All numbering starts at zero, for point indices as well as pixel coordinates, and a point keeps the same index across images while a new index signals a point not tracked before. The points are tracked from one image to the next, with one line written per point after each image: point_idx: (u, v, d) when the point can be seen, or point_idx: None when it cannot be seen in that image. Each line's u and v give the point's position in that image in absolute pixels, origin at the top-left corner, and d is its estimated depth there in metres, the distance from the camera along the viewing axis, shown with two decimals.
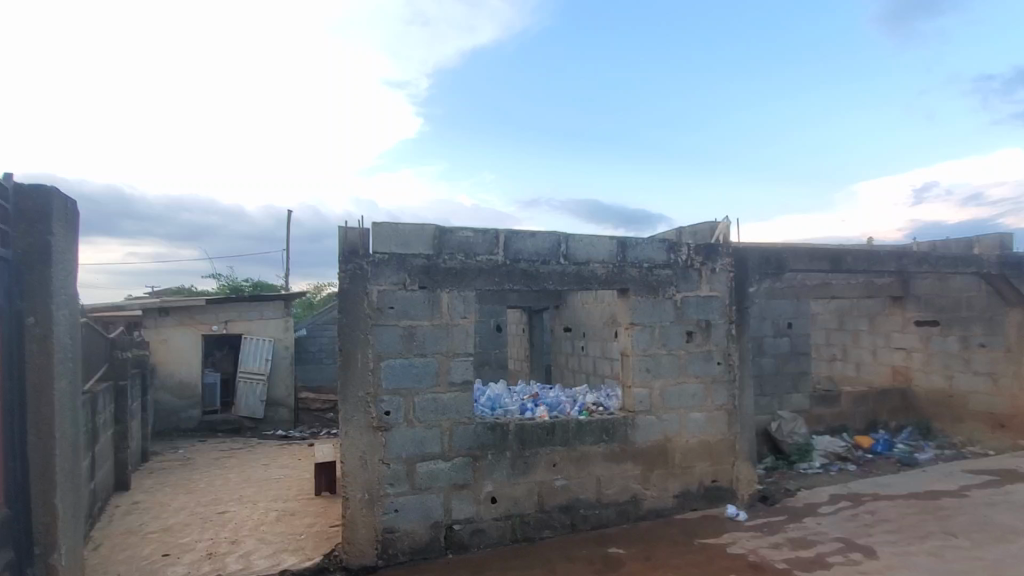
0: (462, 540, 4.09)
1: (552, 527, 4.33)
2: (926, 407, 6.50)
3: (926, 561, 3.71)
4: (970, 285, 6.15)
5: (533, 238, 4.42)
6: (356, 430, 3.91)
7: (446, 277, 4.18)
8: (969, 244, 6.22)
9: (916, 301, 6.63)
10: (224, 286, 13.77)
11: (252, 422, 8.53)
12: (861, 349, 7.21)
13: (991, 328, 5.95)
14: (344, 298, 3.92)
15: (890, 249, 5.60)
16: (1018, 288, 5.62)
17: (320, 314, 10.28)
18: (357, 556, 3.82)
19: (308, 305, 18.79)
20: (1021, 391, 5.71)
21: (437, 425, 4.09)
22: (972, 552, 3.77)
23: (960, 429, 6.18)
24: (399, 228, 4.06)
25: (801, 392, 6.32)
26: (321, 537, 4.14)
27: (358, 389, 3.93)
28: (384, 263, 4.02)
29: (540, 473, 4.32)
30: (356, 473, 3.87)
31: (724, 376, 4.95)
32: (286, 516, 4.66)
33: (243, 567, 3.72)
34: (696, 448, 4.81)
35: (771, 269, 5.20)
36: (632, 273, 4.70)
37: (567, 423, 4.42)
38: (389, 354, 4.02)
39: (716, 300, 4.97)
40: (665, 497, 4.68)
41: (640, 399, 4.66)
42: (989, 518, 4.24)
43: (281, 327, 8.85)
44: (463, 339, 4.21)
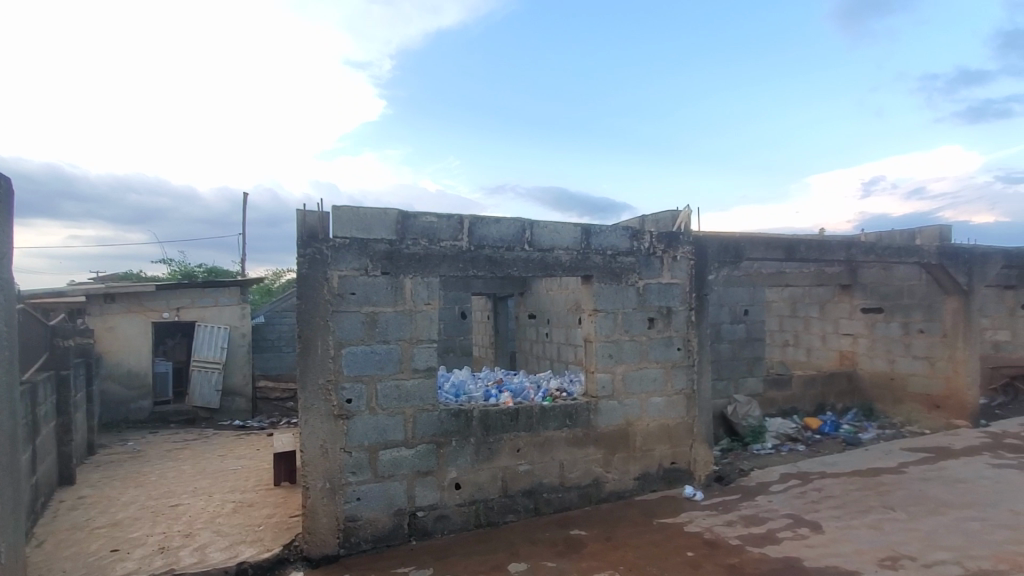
0: (426, 527, 4.09)
1: (516, 512, 4.38)
2: (870, 390, 6.87)
3: (866, 534, 3.94)
4: (911, 274, 6.51)
5: (498, 224, 4.40)
6: (317, 418, 3.84)
7: (410, 263, 4.12)
8: (912, 235, 6.56)
9: (863, 289, 6.97)
10: (175, 271, 13.21)
11: (207, 412, 8.26)
12: (811, 335, 7.55)
13: (930, 314, 6.32)
14: (302, 284, 3.82)
15: (839, 239, 5.86)
16: (955, 277, 5.98)
17: (278, 301, 10.00)
18: (318, 545, 3.77)
19: (265, 291, 18.22)
20: (955, 374, 6.09)
21: (400, 412, 4.05)
22: (908, 524, 4.03)
23: (899, 410, 6.56)
24: (360, 212, 3.98)
25: (755, 376, 6.57)
26: (280, 527, 4.06)
27: (318, 376, 3.85)
28: (344, 247, 3.93)
29: (504, 458, 4.35)
30: (317, 463, 3.81)
31: (683, 361, 5.09)
32: (244, 507, 4.54)
33: (199, 561, 3.61)
34: (656, 431, 4.94)
35: (729, 257, 5.35)
36: (596, 260, 4.75)
37: (531, 408, 4.46)
38: (350, 341, 3.95)
39: (676, 287, 5.09)
40: (626, 479, 4.80)
41: (602, 384, 4.75)
42: (924, 492, 4.53)
43: (237, 314, 8.56)
44: (427, 325, 4.17)
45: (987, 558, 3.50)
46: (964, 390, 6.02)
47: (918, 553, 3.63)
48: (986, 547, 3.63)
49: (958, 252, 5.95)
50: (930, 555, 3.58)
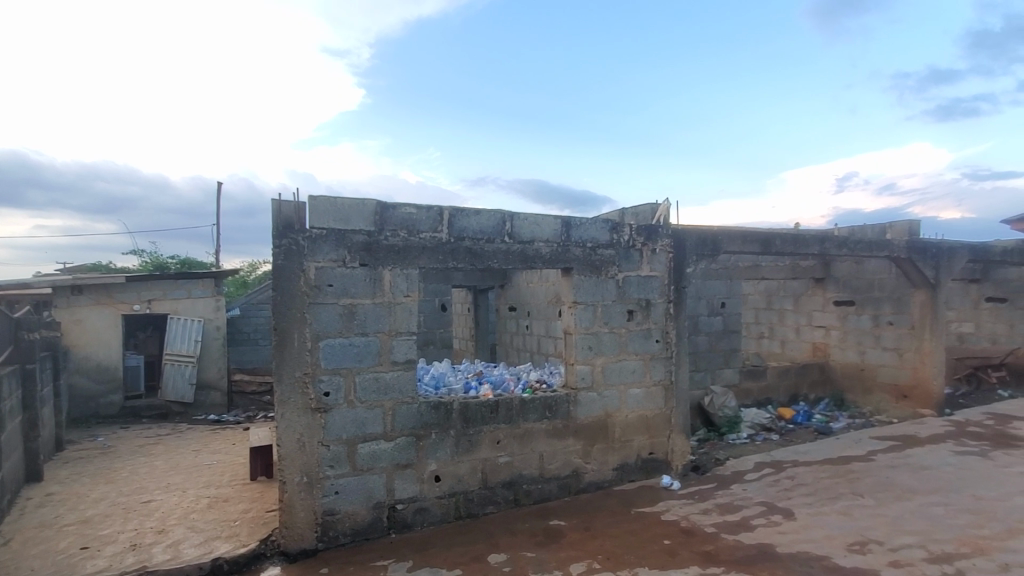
0: (406, 520, 4.08)
1: (496, 503, 4.40)
2: (841, 380, 7.06)
3: (837, 520, 4.06)
4: (882, 268, 6.69)
5: (478, 215, 4.38)
6: (293, 412, 3.79)
7: (389, 255, 4.08)
8: (884, 230, 6.73)
9: (836, 283, 7.16)
10: (146, 262, 12.86)
11: (180, 407, 8.08)
12: (786, 327, 7.75)
13: (899, 307, 6.50)
14: (278, 275, 3.76)
15: (814, 233, 5.98)
16: (923, 271, 6.15)
17: (254, 293, 9.81)
18: (296, 540, 3.73)
19: (241, 283, 17.84)
20: (922, 364, 6.28)
21: (379, 405, 4.02)
22: (876, 510, 4.17)
23: (869, 399, 6.75)
24: (338, 203, 3.92)
25: (732, 368, 6.70)
26: (257, 522, 4.01)
27: (295, 369, 3.80)
28: (321, 239, 3.87)
29: (484, 450, 4.36)
30: (294, 457, 3.76)
31: (661, 353, 5.15)
32: (220, 502, 4.47)
33: (172, 557, 3.54)
34: (635, 422, 5.00)
35: (706, 250, 5.42)
36: (576, 252, 4.76)
37: (511, 400, 4.48)
38: (328, 334, 3.90)
39: (655, 280, 5.14)
40: (604, 470, 4.86)
41: (582, 376, 4.78)
42: (891, 479, 4.69)
43: (211, 307, 8.37)
44: (407, 317, 4.13)
45: (950, 542, 3.64)
46: (930, 380, 6.20)
47: (885, 537, 3.75)
48: (949, 531, 3.77)
49: (926, 246, 6.12)
50: (897, 539, 3.71)
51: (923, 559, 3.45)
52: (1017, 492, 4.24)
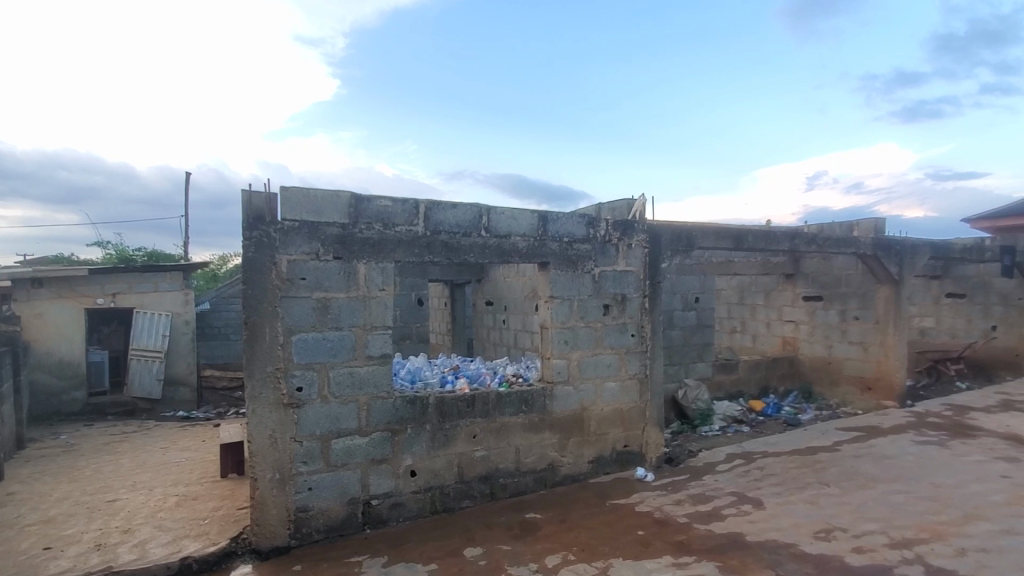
0: (381, 515, 4.05)
1: (472, 497, 4.41)
2: (810, 373, 7.27)
3: (804, 509, 4.19)
4: (849, 264, 6.90)
5: (455, 209, 4.35)
6: (265, 408, 3.71)
7: (364, 248, 4.02)
8: (851, 227, 6.93)
9: (805, 278, 7.38)
10: (109, 255, 12.44)
11: (147, 403, 7.85)
12: (757, 321, 7.98)
13: (865, 302, 6.71)
14: (248, 268, 3.67)
15: (784, 230, 6.12)
16: (888, 267, 6.33)
17: (224, 286, 9.58)
18: (268, 537, 3.67)
19: (211, 277, 17.36)
20: (886, 357, 6.49)
21: (354, 400, 3.98)
22: (841, 499, 4.31)
23: (836, 392, 6.96)
24: (311, 194, 3.84)
25: (705, 361, 6.83)
26: (227, 520, 3.93)
27: (266, 364, 3.72)
28: (294, 231, 3.79)
29: (460, 445, 4.35)
30: (266, 453, 3.69)
31: (637, 347, 5.21)
32: (189, 500, 4.36)
33: (139, 557, 3.44)
34: (610, 416, 5.06)
35: (681, 246, 5.50)
36: (552, 247, 4.78)
37: (487, 394, 4.48)
38: (300, 328, 3.83)
39: (631, 275, 5.19)
40: (580, 463, 4.91)
41: (558, 370, 4.81)
42: (856, 468, 4.85)
43: (179, 301, 8.14)
44: (382, 311, 4.09)
45: (909, 528, 3.79)
46: (893, 373, 6.41)
47: (849, 525, 3.88)
48: (909, 518, 3.92)
49: (891, 243, 6.32)
50: (860, 527, 3.84)
51: (884, 545, 3.58)
52: (972, 479, 4.43)
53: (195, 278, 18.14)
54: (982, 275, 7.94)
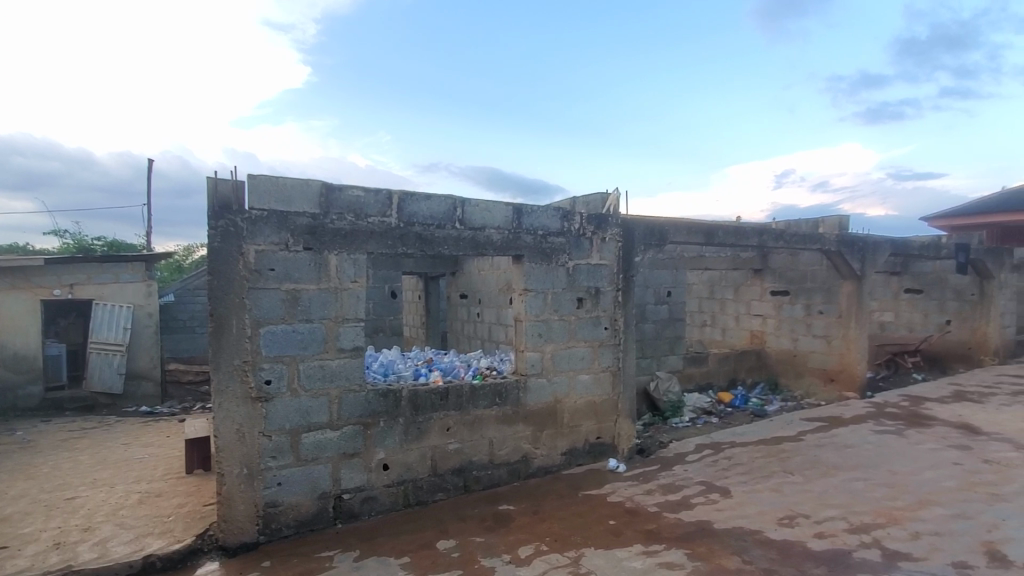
0: (352, 509, 4.00)
1: (445, 490, 4.39)
2: (775, 365, 7.50)
3: (769, 496, 4.33)
4: (814, 260, 7.11)
5: (428, 200, 4.30)
6: (232, 402, 3.62)
7: (335, 239, 3.94)
8: (816, 225, 7.15)
9: (773, 273, 7.59)
10: (66, 244, 11.92)
11: (108, 398, 7.57)
12: (727, 315, 8.19)
13: (829, 297, 6.93)
14: (214, 259, 3.55)
15: (753, 225, 6.26)
16: (851, 264, 6.54)
17: (189, 277, 9.30)
18: (235, 533, 3.59)
19: (176, 269, 16.82)
20: (847, 350, 6.72)
21: (324, 394, 3.92)
22: (804, 486, 4.47)
23: (800, 383, 7.20)
24: (280, 183, 3.75)
25: (676, 354, 6.97)
26: (193, 517, 3.83)
27: (233, 357, 3.62)
28: (262, 220, 3.69)
29: (433, 438, 4.34)
30: (233, 448, 3.60)
31: (610, 340, 5.27)
32: (152, 497, 4.23)
33: (100, 556, 3.33)
34: (583, 408, 5.11)
35: (654, 240, 5.58)
36: (527, 240, 4.78)
37: (461, 387, 4.47)
38: (269, 320, 3.74)
39: (604, 268, 5.24)
40: (553, 455, 4.95)
41: (532, 362, 4.83)
42: (819, 457, 5.03)
43: (142, 293, 7.86)
44: (354, 304, 4.03)
45: (867, 513, 3.95)
46: (854, 365, 6.65)
47: (812, 511, 4.03)
48: (868, 504, 4.10)
49: (854, 240, 6.52)
50: (822, 513, 3.99)
51: (845, 530, 3.73)
52: (926, 466, 4.65)
53: (159, 269, 17.53)
54: (938, 272, 8.31)
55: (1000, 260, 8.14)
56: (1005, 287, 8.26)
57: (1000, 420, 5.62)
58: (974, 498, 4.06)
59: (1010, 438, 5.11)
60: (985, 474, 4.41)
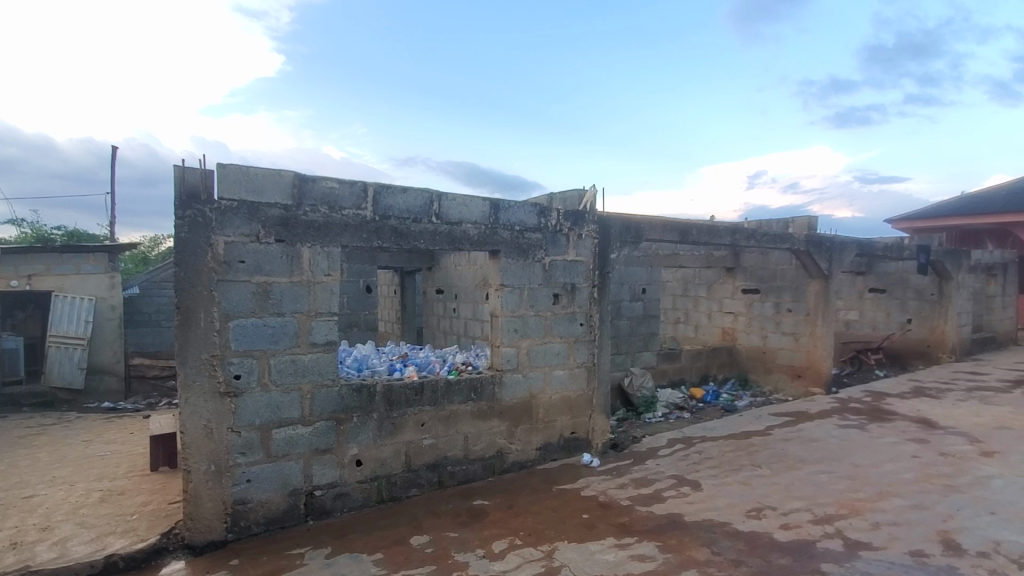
0: (324, 506, 3.95)
1: (420, 486, 4.37)
2: (745, 362, 7.68)
3: (737, 489, 4.44)
4: (783, 260, 7.29)
5: (404, 194, 4.25)
6: (199, 397, 3.52)
7: (308, 231, 3.87)
8: (786, 225, 7.33)
9: (744, 271, 7.77)
10: (24, 233, 11.43)
11: (68, 394, 7.29)
12: (699, 313, 8.36)
13: (797, 295, 7.12)
14: (181, 249, 3.45)
15: (726, 224, 6.38)
16: (818, 263, 6.72)
17: (155, 269, 9.01)
18: (202, 532, 3.51)
19: (142, 260, 16.29)
20: (814, 347, 6.92)
21: (296, 389, 3.85)
22: (771, 479, 4.59)
23: (769, 379, 7.39)
24: (251, 173, 3.65)
25: (650, 350, 7.09)
26: (158, 515, 3.72)
27: (200, 350, 3.52)
28: (231, 211, 3.59)
29: (408, 433, 4.31)
30: (200, 445, 3.52)
31: (585, 336, 5.31)
32: (115, 495, 4.09)
33: (59, 555, 3.21)
34: (558, 403, 5.14)
35: (629, 237, 5.63)
36: (503, 235, 4.77)
37: (436, 382, 4.44)
38: (238, 314, 3.65)
39: (581, 265, 5.26)
40: (528, 450, 4.97)
41: (507, 358, 4.84)
42: (786, 451, 5.18)
43: (105, 285, 7.57)
44: (327, 297, 3.96)
45: (831, 505, 4.09)
46: (820, 362, 6.85)
47: (778, 503, 4.15)
48: (831, 496, 4.24)
49: (822, 240, 6.71)
50: (788, 505, 4.12)
51: (809, 521, 3.85)
52: (886, 459, 4.83)
53: (123, 260, 16.97)
54: (901, 272, 8.68)
55: (958, 261, 8.45)
56: (963, 287, 8.59)
57: (955, 415, 5.88)
58: (930, 489, 4.24)
59: (965, 432, 5.35)
60: (941, 467, 4.61)
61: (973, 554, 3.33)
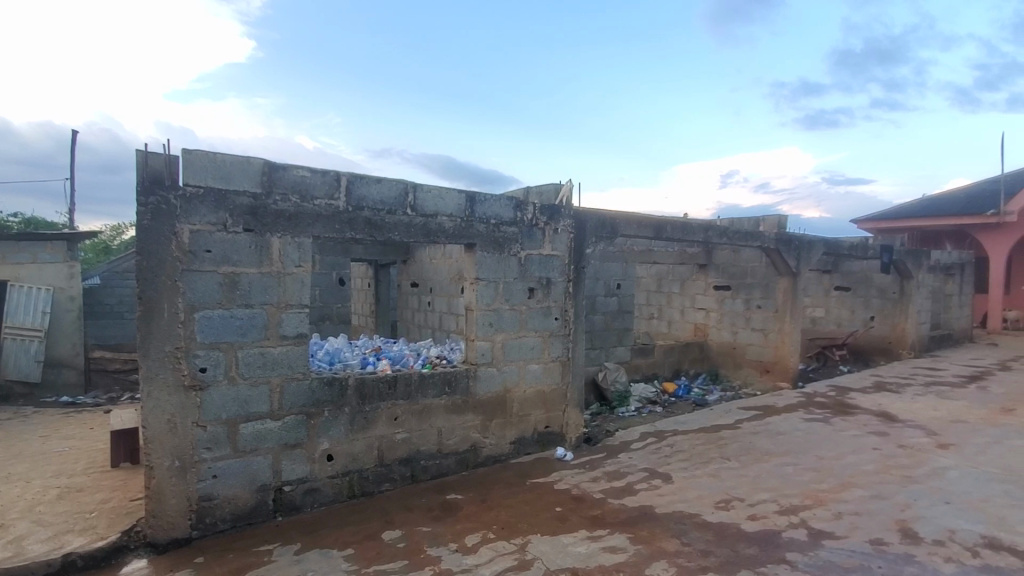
0: (294, 502, 3.87)
1: (392, 480, 4.32)
2: (716, 357, 7.85)
3: (707, 482, 4.53)
4: (754, 257, 7.45)
5: (379, 184, 4.17)
6: (163, 390, 3.40)
7: (278, 221, 3.76)
8: (757, 224, 7.50)
9: (716, 269, 7.93)
10: None
11: (24, 388, 6.97)
12: (673, 308, 8.50)
13: (767, 292, 7.29)
14: (143, 238, 3.31)
15: (699, 222, 6.46)
16: (787, 261, 6.87)
17: (118, 259, 8.68)
18: (165, 529, 3.40)
19: (104, 250, 15.77)
20: (782, 343, 7.11)
21: (265, 382, 3.75)
22: (739, 471, 4.70)
23: (738, 373, 7.57)
24: (219, 159, 3.53)
25: (624, 345, 7.19)
26: (119, 512, 3.58)
27: (164, 343, 3.40)
28: (197, 198, 3.47)
29: (380, 427, 4.25)
30: (163, 439, 3.40)
31: (560, 330, 5.32)
32: (73, 492, 3.93)
33: (13, 555, 3.06)
34: (532, 397, 5.15)
35: (605, 233, 5.67)
36: (479, 229, 4.74)
37: (410, 375, 4.40)
38: (204, 305, 3.53)
39: (556, 259, 5.27)
40: (502, 444, 4.97)
41: (481, 352, 4.82)
42: (754, 444, 5.31)
43: (63, 275, 7.26)
44: (298, 289, 3.86)
45: (796, 496, 4.21)
46: (787, 357, 7.05)
47: (746, 495, 4.25)
48: (796, 487, 4.37)
49: (791, 239, 6.88)
50: (755, 496, 4.22)
51: (775, 511, 3.96)
52: (849, 451, 5.01)
53: (83, 249, 16.37)
54: (865, 271, 8.98)
55: (919, 261, 8.78)
56: (923, 286, 8.93)
57: (913, 409, 6.12)
58: (890, 479, 4.41)
59: (922, 425, 5.57)
60: (900, 459, 4.80)
61: (929, 542, 3.47)
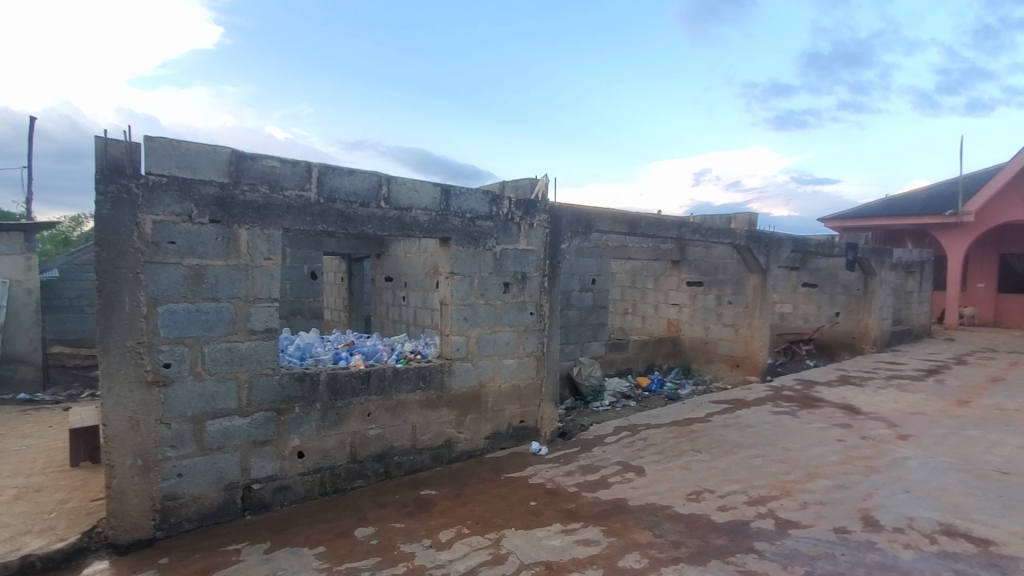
0: (263, 500, 3.78)
1: (365, 477, 4.26)
2: (688, 352, 7.99)
3: (679, 474, 4.60)
4: (726, 254, 7.60)
5: (352, 176, 4.09)
6: (124, 387, 3.27)
7: (246, 212, 3.65)
8: (728, 220, 7.65)
9: (689, 265, 8.06)
10: None
11: None
12: (647, 304, 8.62)
13: (737, 288, 7.44)
14: (102, 228, 3.17)
15: (673, 218, 6.55)
16: (757, 258, 7.03)
17: (77, 251, 8.34)
18: (128, 530, 3.28)
19: (61, 242, 15.21)
20: (752, 338, 7.28)
21: (233, 377, 3.65)
22: (710, 463, 4.80)
23: (709, 368, 7.71)
24: (183, 147, 3.41)
25: (599, 340, 7.25)
26: (79, 513, 3.44)
27: (125, 337, 3.27)
28: (160, 187, 3.34)
29: (353, 423, 4.19)
30: (125, 437, 3.27)
31: (535, 325, 5.32)
32: (30, 493, 3.75)
33: None
34: (507, 392, 5.15)
35: (580, 228, 5.69)
36: (454, 223, 4.70)
37: (383, 371, 4.34)
38: (169, 298, 3.41)
39: (531, 254, 5.26)
40: (477, 439, 4.95)
41: (456, 347, 4.79)
42: (724, 436, 5.42)
43: (20, 267, 6.92)
44: (267, 282, 3.77)
45: (764, 487, 4.32)
46: (756, 352, 7.21)
47: (716, 486, 4.34)
48: (764, 478, 4.47)
49: (761, 236, 7.03)
50: (725, 487, 4.31)
51: (744, 502, 4.05)
52: (814, 443, 5.16)
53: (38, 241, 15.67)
54: (831, 268, 9.26)
55: (881, 259, 9.11)
56: (885, 284, 9.28)
57: (875, 401, 6.35)
58: (853, 470, 4.56)
59: (884, 417, 5.78)
60: (862, 450, 4.96)
61: (890, 530, 3.60)
